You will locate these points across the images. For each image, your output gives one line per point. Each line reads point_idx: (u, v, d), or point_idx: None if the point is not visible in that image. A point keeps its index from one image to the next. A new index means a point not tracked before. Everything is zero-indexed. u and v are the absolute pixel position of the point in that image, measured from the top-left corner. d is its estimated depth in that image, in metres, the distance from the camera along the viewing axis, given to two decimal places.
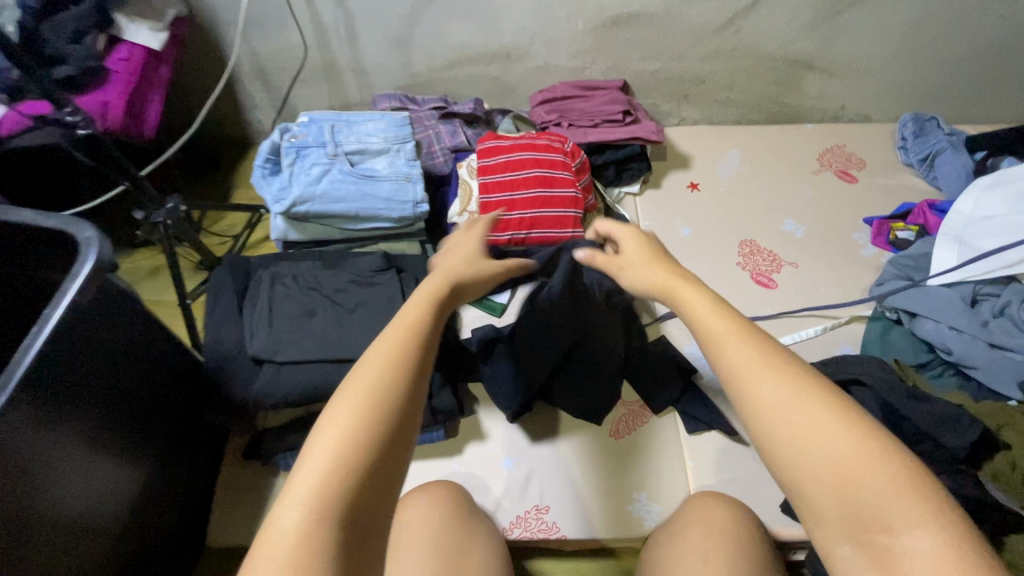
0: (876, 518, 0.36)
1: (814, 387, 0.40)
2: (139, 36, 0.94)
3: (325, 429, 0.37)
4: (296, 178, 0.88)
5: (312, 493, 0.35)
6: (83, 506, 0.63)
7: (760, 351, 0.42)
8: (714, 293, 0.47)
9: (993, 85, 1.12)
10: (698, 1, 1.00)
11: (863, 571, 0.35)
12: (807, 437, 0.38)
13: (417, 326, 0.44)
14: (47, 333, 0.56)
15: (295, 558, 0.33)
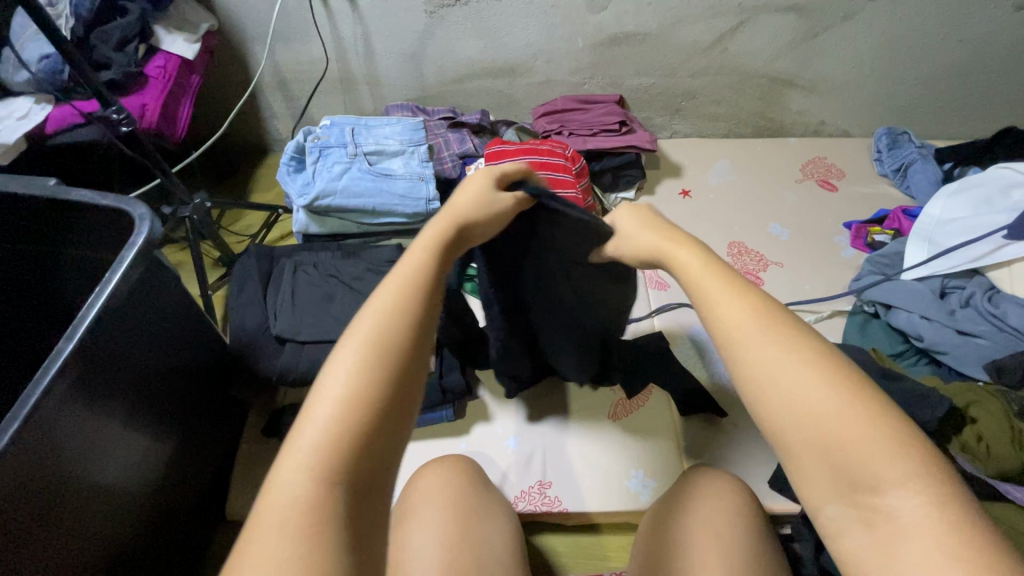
0: (861, 477, 0.36)
1: (807, 349, 0.40)
2: (175, 46, 1.02)
3: (328, 390, 0.38)
4: (319, 174, 0.98)
5: (315, 451, 0.36)
6: (111, 475, 0.67)
7: (757, 313, 0.42)
8: (711, 258, 0.48)
9: (959, 104, 1.22)
10: (687, 23, 1.10)
11: (852, 527, 0.36)
12: (794, 399, 0.39)
13: (416, 287, 0.45)
14: (107, 294, 0.63)
15: (302, 512, 0.34)
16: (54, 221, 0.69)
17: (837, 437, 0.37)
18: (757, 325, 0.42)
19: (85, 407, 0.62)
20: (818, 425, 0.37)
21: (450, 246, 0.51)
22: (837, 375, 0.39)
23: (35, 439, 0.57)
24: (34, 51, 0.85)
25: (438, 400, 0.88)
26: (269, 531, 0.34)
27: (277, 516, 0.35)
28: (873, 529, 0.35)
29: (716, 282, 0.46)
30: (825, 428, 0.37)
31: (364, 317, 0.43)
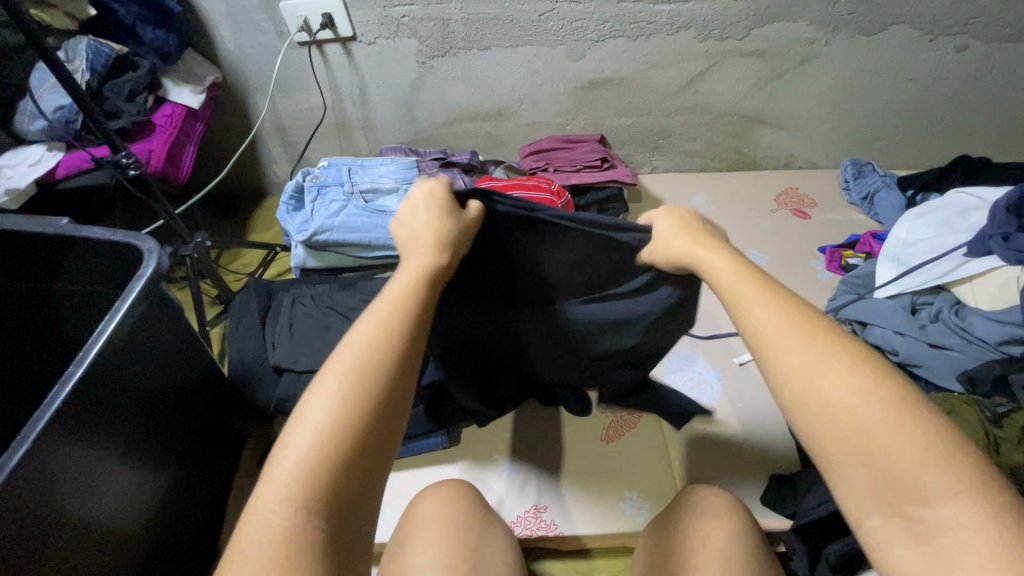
0: (906, 488, 0.39)
1: (852, 359, 0.44)
2: (182, 96, 1.09)
3: (308, 421, 0.40)
4: (317, 211, 1.03)
5: (294, 482, 0.38)
6: (106, 512, 0.66)
7: (796, 327, 0.46)
8: (750, 268, 0.51)
9: (916, 135, 1.31)
10: (660, 68, 1.19)
11: (899, 540, 0.39)
12: (843, 414, 0.41)
13: (393, 312, 0.46)
14: (114, 322, 0.66)
15: (281, 543, 0.36)
16: (65, 257, 0.72)
17: (879, 446, 0.40)
18: (800, 334, 0.45)
19: (89, 432, 0.64)
20: (864, 432, 0.40)
21: (434, 276, 0.51)
22: (881, 386, 0.42)
23: (38, 470, 0.58)
24: (50, 102, 0.91)
25: (431, 425, 0.89)
26: (249, 561, 0.36)
27: (258, 547, 0.36)
28: (917, 538, 0.38)
29: (752, 290, 0.49)
30: (870, 435, 0.40)
31: (347, 347, 0.44)
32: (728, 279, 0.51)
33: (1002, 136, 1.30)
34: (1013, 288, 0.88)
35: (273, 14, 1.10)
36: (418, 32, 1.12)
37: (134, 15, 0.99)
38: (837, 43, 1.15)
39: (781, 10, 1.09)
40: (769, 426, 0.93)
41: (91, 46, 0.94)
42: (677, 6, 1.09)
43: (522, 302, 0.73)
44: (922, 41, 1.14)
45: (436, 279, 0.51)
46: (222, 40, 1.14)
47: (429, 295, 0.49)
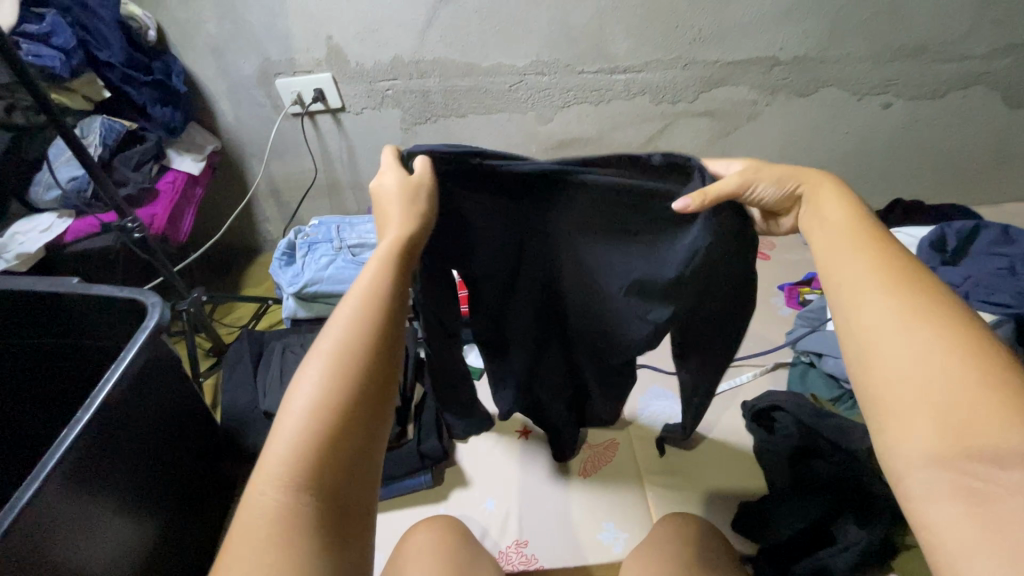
0: (976, 446, 0.37)
1: (934, 316, 0.43)
2: (185, 164, 1.19)
3: (294, 407, 0.42)
4: (308, 265, 1.11)
5: (282, 465, 0.40)
6: (99, 555, 0.69)
7: (889, 279, 0.46)
8: (869, 224, 0.51)
9: (857, 181, 1.44)
10: (620, 129, 1.31)
11: (949, 495, 0.37)
12: (918, 363, 0.41)
13: (375, 299, 0.48)
14: (121, 371, 0.71)
15: (273, 524, 0.38)
16: (74, 314, 0.78)
17: (947, 403, 0.39)
18: (884, 291, 0.46)
19: (93, 473, 0.68)
20: (935, 385, 0.40)
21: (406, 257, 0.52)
22: (968, 343, 0.41)
23: (43, 508, 0.61)
24: (65, 173, 0.99)
25: (417, 464, 0.93)
26: (246, 542, 0.38)
27: (253, 523, 0.39)
28: (972, 498, 0.36)
29: (860, 244, 0.49)
30: (942, 388, 0.39)
31: (327, 337, 0.46)
32: (843, 232, 0.51)
33: (935, 180, 1.44)
34: None
35: (269, 90, 1.22)
36: (401, 103, 1.25)
37: (146, 97, 1.09)
38: (776, 104, 1.28)
39: (724, 77, 1.23)
40: (739, 455, 0.98)
41: (104, 124, 1.04)
42: (631, 75, 1.22)
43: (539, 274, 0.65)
44: (851, 101, 1.28)
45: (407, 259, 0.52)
46: (223, 113, 1.26)
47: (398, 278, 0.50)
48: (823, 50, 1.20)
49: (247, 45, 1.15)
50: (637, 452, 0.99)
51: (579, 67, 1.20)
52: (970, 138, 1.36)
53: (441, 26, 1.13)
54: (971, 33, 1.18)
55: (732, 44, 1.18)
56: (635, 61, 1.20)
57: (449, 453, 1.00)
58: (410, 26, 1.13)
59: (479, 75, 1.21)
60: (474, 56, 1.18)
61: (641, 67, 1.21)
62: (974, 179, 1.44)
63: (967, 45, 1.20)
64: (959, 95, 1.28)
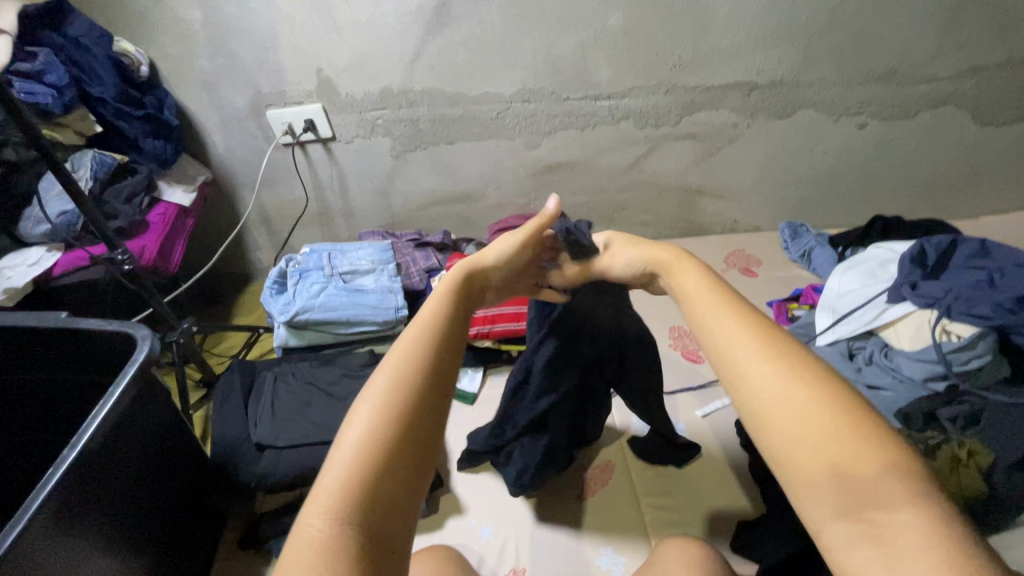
0: (866, 492, 0.37)
1: (787, 360, 0.45)
2: (176, 196, 1.19)
3: (349, 435, 0.41)
4: (298, 293, 1.11)
5: (333, 495, 0.38)
6: None
7: (748, 329, 0.48)
8: (711, 278, 0.56)
9: (839, 198, 1.48)
10: (606, 152, 1.34)
11: (855, 543, 0.36)
12: (791, 415, 0.41)
13: (431, 333, 0.50)
14: (109, 406, 0.70)
15: (315, 555, 0.35)
16: (62, 349, 0.78)
17: (832, 453, 0.39)
18: (749, 340, 0.47)
19: (77, 513, 0.66)
20: (812, 437, 0.40)
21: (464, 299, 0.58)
22: (832, 394, 0.42)
23: (24, 552, 0.59)
24: (55, 208, 0.99)
25: None
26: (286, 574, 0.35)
27: (297, 558, 0.35)
28: (876, 543, 0.35)
29: (717, 301, 0.52)
30: (815, 438, 0.40)
31: (381, 372, 0.46)
32: (696, 293, 0.55)
33: (912, 195, 1.48)
34: (927, 329, 0.95)
35: (260, 121, 1.24)
36: (391, 131, 1.27)
37: (137, 130, 1.10)
38: (756, 126, 1.32)
39: (705, 101, 1.27)
40: (735, 474, 0.98)
41: (96, 158, 1.04)
42: (615, 101, 1.26)
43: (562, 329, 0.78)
44: (828, 121, 1.32)
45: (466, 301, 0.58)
46: (214, 145, 1.27)
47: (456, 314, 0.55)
48: (799, 73, 1.24)
49: (238, 79, 1.17)
50: (633, 472, 0.99)
51: (564, 94, 1.24)
52: (944, 154, 1.40)
53: (429, 57, 1.16)
54: (938, 55, 1.23)
55: (712, 69, 1.22)
56: (618, 88, 1.24)
57: (443, 480, 0.99)
58: (400, 58, 1.16)
59: (467, 104, 1.24)
60: (462, 85, 1.21)
61: (625, 93, 1.25)
62: (951, 193, 1.49)
63: (936, 66, 1.25)
64: (930, 115, 1.32)
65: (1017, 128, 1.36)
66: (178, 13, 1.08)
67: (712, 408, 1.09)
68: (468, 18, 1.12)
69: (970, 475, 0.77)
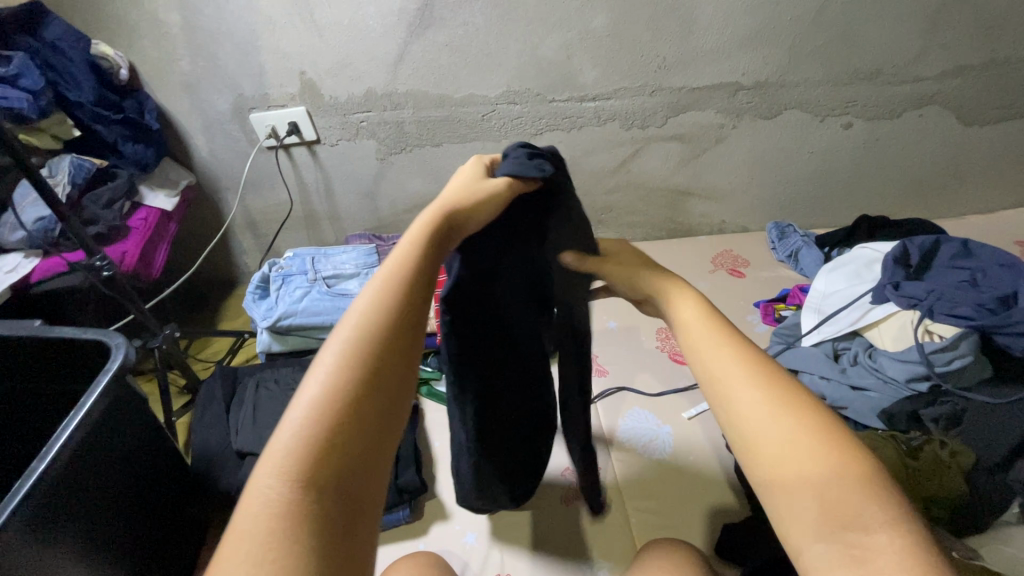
0: (848, 515, 0.36)
1: (774, 381, 0.43)
2: (157, 200, 1.18)
3: (305, 393, 0.37)
4: (282, 298, 1.11)
5: (291, 455, 0.34)
6: None
7: (738, 354, 0.45)
8: (699, 296, 0.51)
9: (825, 198, 1.48)
10: (593, 154, 1.34)
11: (838, 568, 0.35)
12: (782, 442, 0.40)
13: (400, 278, 0.43)
14: (81, 415, 0.68)
15: (274, 522, 0.32)
16: (36, 357, 0.77)
17: (818, 478, 0.38)
18: (737, 362, 0.44)
19: (49, 525, 0.64)
20: (801, 466, 0.39)
21: (435, 245, 0.48)
22: (818, 421, 0.40)
23: None
24: (31, 214, 0.97)
25: (394, 499, 0.91)
26: (241, 543, 0.32)
27: (250, 526, 0.32)
28: (856, 566, 0.35)
29: (705, 325, 0.48)
30: (805, 468, 0.39)
31: (344, 322, 0.40)
32: (683, 316, 0.50)
33: (898, 194, 1.48)
34: (910, 329, 0.95)
35: (243, 124, 1.23)
36: (376, 134, 1.26)
37: (116, 134, 1.09)
38: (742, 126, 1.32)
39: (690, 102, 1.27)
40: (719, 476, 0.98)
41: (73, 162, 1.03)
42: (601, 103, 1.25)
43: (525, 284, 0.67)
44: (814, 121, 1.32)
45: (444, 237, 0.49)
46: (196, 148, 1.26)
47: (429, 255, 0.46)
48: (784, 74, 1.24)
49: (221, 82, 1.16)
50: (617, 476, 0.98)
51: (549, 96, 1.23)
52: (929, 154, 1.41)
53: (413, 59, 1.16)
54: (922, 56, 1.23)
55: (696, 71, 1.22)
56: (604, 89, 1.23)
57: (428, 486, 0.98)
58: (383, 60, 1.15)
59: (452, 106, 1.23)
60: (446, 87, 1.21)
61: (610, 95, 1.24)
62: (937, 192, 1.49)
63: (919, 67, 1.25)
64: (915, 115, 1.33)
65: (1001, 128, 1.37)
66: (157, 15, 1.06)
67: (698, 410, 1.08)
68: (451, 20, 1.11)
69: (952, 475, 0.76)
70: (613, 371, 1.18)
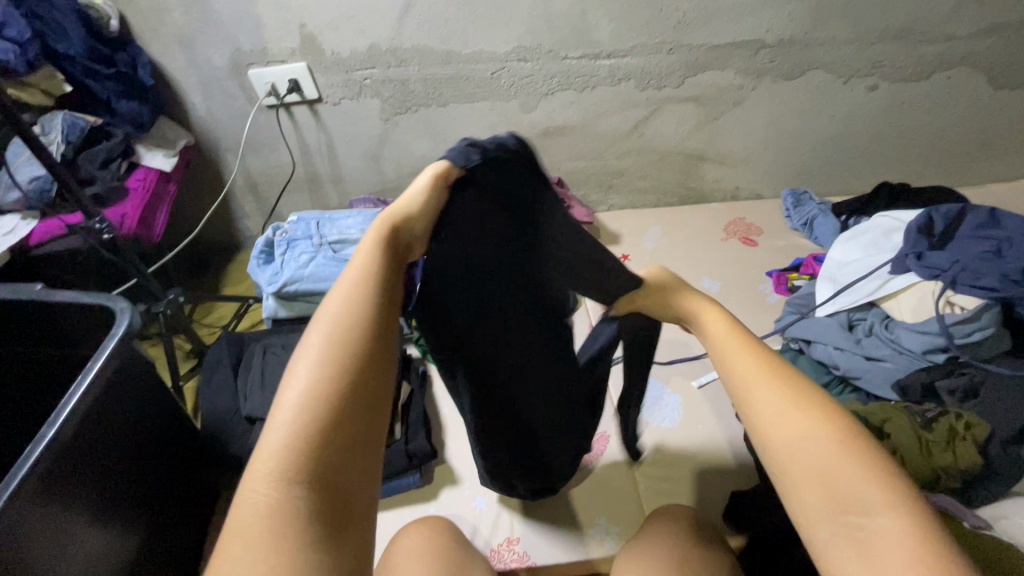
0: (850, 497, 0.37)
1: (788, 377, 0.43)
2: (155, 160, 1.14)
3: (290, 393, 0.36)
4: (287, 263, 1.08)
5: (279, 459, 0.34)
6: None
7: (756, 352, 0.46)
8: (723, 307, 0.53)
9: (844, 164, 1.43)
10: (605, 116, 1.29)
11: (844, 553, 0.35)
12: (788, 430, 0.40)
13: (366, 281, 0.42)
14: (89, 380, 0.68)
15: (268, 522, 0.32)
16: (39, 322, 0.75)
17: (824, 465, 0.38)
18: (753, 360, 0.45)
19: (62, 490, 0.65)
20: (807, 453, 0.39)
21: (390, 252, 0.45)
22: (826, 410, 0.41)
23: (8, 531, 0.58)
24: (25, 173, 0.94)
25: (405, 464, 0.92)
26: (234, 548, 0.31)
27: (245, 526, 0.32)
28: (861, 551, 0.35)
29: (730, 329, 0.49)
30: (813, 456, 0.39)
31: (317, 324, 0.39)
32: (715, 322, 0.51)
33: (919, 160, 1.44)
34: (930, 301, 0.93)
35: (242, 81, 1.18)
36: (380, 93, 1.21)
37: (110, 90, 1.04)
38: (762, 88, 1.26)
39: (709, 61, 1.21)
40: (730, 444, 0.97)
41: (66, 120, 0.99)
42: (616, 60, 1.19)
43: (519, 280, 0.61)
44: (837, 83, 1.27)
45: (392, 242, 0.46)
46: (194, 106, 1.21)
47: (387, 261, 0.44)
48: (809, 31, 1.18)
49: (216, 35, 1.10)
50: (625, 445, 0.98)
51: (562, 53, 1.17)
52: (955, 118, 1.35)
53: (419, 12, 1.10)
54: (956, 13, 1.17)
55: (717, 27, 1.16)
56: (619, 46, 1.17)
57: (437, 451, 0.98)
58: (388, 13, 1.09)
59: (459, 63, 1.18)
60: (454, 43, 1.15)
61: (626, 52, 1.18)
62: (960, 158, 1.44)
63: (952, 24, 1.18)
64: (944, 77, 1.27)
65: None
66: None
67: (708, 379, 1.07)
68: None
69: (965, 447, 0.76)
70: None
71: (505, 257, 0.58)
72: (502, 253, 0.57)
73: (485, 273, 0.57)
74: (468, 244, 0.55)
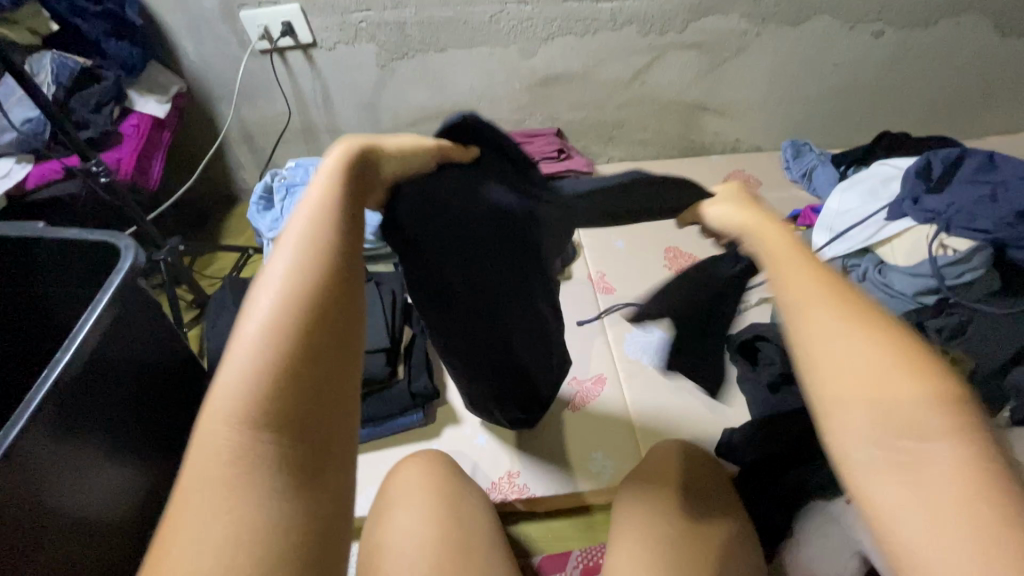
0: (905, 422, 0.34)
1: (848, 293, 0.39)
2: (148, 106, 1.12)
3: (241, 340, 0.36)
4: (286, 210, 1.08)
5: (234, 403, 0.35)
6: (89, 504, 0.69)
7: (812, 266, 0.41)
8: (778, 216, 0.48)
9: (845, 114, 1.42)
10: (606, 63, 1.26)
11: (887, 474, 0.33)
12: (844, 348, 0.37)
13: (323, 226, 0.41)
14: (98, 311, 0.68)
15: (228, 465, 0.33)
16: (42, 259, 0.76)
17: (880, 386, 0.35)
18: (811, 272, 0.41)
19: (75, 416, 0.67)
20: (865, 372, 0.36)
21: (355, 198, 0.46)
22: (889, 330, 0.37)
23: (26, 457, 0.60)
24: (18, 113, 0.93)
25: (408, 404, 0.95)
26: (193, 489, 0.33)
27: (203, 468, 0.34)
28: (905, 474, 0.33)
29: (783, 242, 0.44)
30: (872, 376, 0.35)
31: (271, 270, 0.39)
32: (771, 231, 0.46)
33: (921, 111, 1.43)
34: (924, 245, 0.94)
35: (233, 24, 1.14)
36: (377, 37, 1.18)
37: (98, 29, 1.02)
38: (766, 34, 1.24)
39: (713, 5, 1.18)
40: (722, 386, 1.00)
41: (55, 60, 0.97)
42: (618, 4, 1.16)
43: (509, 245, 0.63)
44: (842, 29, 1.24)
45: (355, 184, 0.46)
46: (185, 50, 1.18)
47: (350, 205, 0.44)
48: None
49: None
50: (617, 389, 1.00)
51: None
52: (960, 66, 1.34)
53: None
54: None
55: None
56: None
57: (439, 393, 1.01)
58: None
59: (458, 5, 1.14)
60: None
61: None
62: (962, 108, 1.43)
63: None
64: (951, 23, 1.25)
65: None
66: None
67: None
68: None
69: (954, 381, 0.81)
70: (621, 287, 1.17)
71: (495, 225, 0.60)
72: (494, 221, 0.60)
73: (476, 238, 0.60)
74: (460, 211, 0.57)
